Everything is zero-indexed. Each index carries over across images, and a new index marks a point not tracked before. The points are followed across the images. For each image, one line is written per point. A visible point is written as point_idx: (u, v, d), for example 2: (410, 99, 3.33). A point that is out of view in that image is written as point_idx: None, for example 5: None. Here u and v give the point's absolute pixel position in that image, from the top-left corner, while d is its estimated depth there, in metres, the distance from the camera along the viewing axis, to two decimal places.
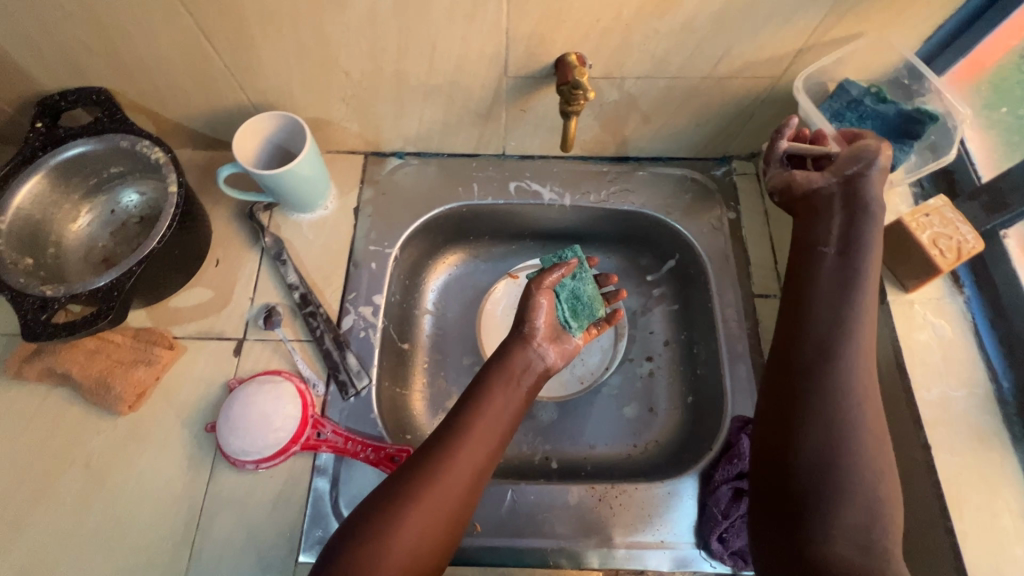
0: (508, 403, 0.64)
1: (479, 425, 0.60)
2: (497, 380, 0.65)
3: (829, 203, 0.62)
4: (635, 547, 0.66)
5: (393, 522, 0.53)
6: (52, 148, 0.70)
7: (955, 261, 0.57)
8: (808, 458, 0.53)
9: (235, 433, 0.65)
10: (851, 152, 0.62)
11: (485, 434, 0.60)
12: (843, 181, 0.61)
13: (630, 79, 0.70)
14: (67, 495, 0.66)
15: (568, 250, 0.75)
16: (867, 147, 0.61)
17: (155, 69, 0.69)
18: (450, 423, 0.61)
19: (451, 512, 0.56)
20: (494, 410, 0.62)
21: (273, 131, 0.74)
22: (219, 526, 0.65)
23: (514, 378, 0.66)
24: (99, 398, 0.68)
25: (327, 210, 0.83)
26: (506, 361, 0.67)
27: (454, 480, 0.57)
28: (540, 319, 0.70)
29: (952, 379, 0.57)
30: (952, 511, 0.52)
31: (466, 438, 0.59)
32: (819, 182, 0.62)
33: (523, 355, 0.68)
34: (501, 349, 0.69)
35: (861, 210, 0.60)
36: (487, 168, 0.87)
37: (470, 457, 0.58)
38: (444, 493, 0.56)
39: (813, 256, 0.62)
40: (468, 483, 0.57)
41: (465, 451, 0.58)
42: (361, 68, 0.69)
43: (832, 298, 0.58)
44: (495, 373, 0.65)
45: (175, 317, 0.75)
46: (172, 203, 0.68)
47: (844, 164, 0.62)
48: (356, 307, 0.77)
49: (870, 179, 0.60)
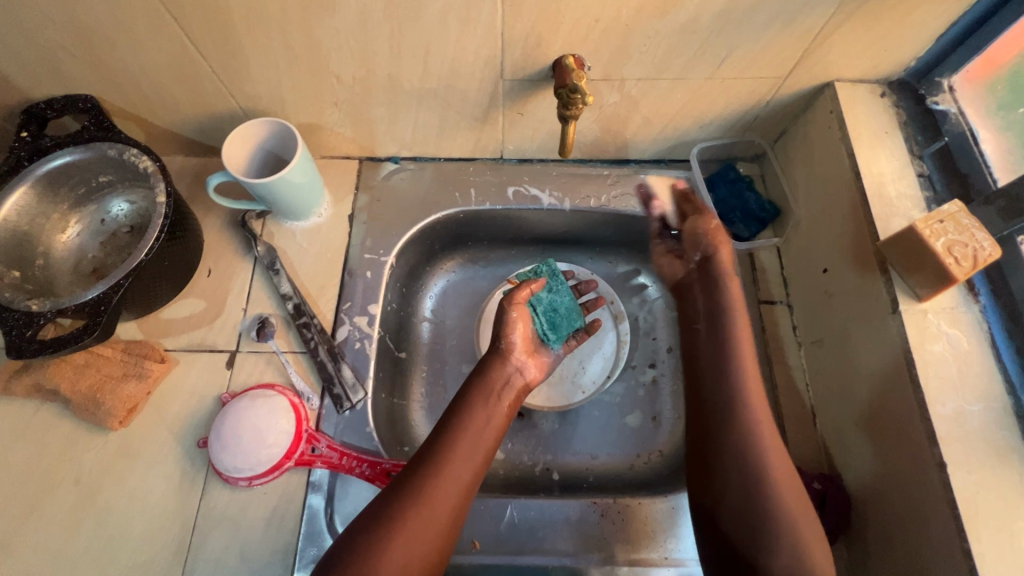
0: (491, 417, 0.63)
1: (463, 440, 0.60)
2: (478, 395, 0.65)
3: (691, 285, 0.74)
4: (639, 564, 0.64)
5: (378, 545, 0.52)
6: (38, 158, 0.68)
7: (970, 270, 0.55)
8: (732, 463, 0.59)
9: (228, 449, 0.63)
10: (691, 234, 0.74)
11: (468, 450, 0.59)
12: (697, 267, 0.74)
13: (630, 80, 0.68)
14: (58, 514, 0.64)
15: (544, 266, 0.78)
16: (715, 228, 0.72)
17: (141, 75, 0.67)
18: (434, 441, 0.60)
19: (436, 531, 0.54)
20: (476, 425, 0.62)
21: (264, 138, 0.72)
22: (213, 544, 0.64)
23: (496, 394, 0.66)
24: (89, 414, 0.67)
25: (320, 217, 0.81)
26: (486, 375, 0.67)
27: (439, 498, 0.55)
28: (515, 333, 0.71)
29: (968, 393, 0.55)
30: (970, 531, 0.50)
31: (451, 454, 0.58)
32: (680, 272, 0.76)
33: (501, 370, 0.68)
34: (480, 365, 0.69)
35: (715, 283, 0.71)
36: (485, 172, 0.84)
37: (454, 474, 0.57)
38: (429, 512, 0.54)
39: (692, 334, 0.72)
40: (454, 501, 0.56)
41: (449, 467, 0.57)
42: (353, 72, 0.67)
43: (716, 365, 0.66)
44: (477, 388, 0.65)
45: (167, 329, 0.74)
46: (161, 213, 0.66)
47: (692, 250, 0.74)
48: (350, 317, 0.75)
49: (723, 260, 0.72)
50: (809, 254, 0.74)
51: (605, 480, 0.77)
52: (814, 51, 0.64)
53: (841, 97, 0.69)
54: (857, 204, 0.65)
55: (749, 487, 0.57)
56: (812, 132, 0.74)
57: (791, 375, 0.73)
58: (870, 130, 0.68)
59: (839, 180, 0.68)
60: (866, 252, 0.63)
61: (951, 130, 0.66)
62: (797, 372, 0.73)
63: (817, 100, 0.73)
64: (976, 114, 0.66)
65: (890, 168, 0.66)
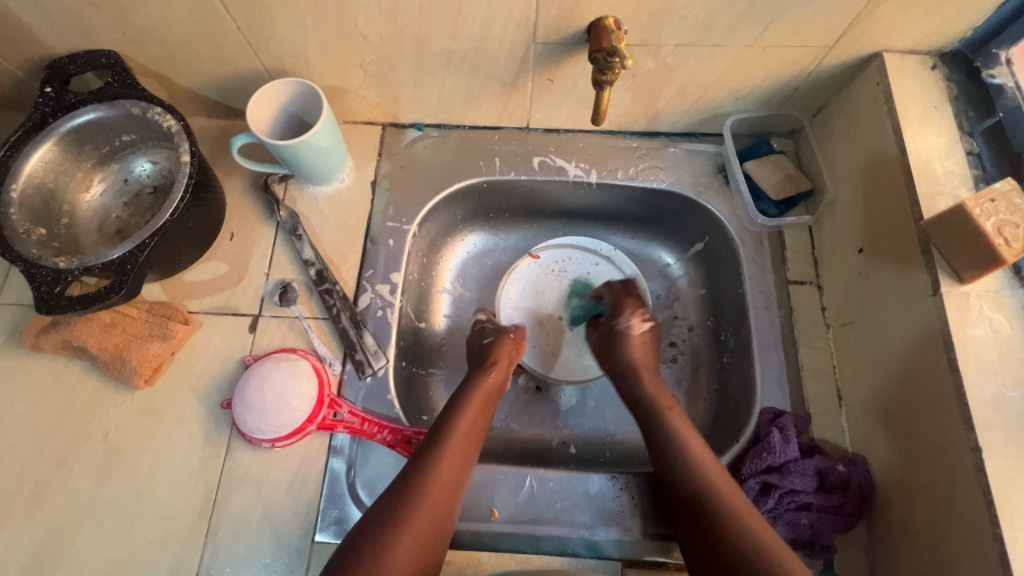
0: (482, 419, 0.67)
1: (460, 438, 0.63)
2: (473, 396, 0.68)
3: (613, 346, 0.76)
4: (657, 539, 0.65)
5: (385, 541, 0.53)
6: (63, 114, 0.67)
7: (1020, 251, 0.53)
8: (685, 488, 0.60)
9: (252, 410, 0.64)
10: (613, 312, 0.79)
11: (466, 447, 0.63)
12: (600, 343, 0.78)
13: (667, 46, 0.65)
14: (86, 467, 0.66)
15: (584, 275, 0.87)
16: (643, 306, 0.78)
17: (166, 31, 0.66)
18: (433, 437, 0.62)
19: (436, 526, 0.57)
20: (476, 405, 0.67)
21: (288, 99, 0.71)
22: (237, 502, 0.65)
23: (488, 396, 0.69)
24: (115, 371, 0.68)
25: (343, 182, 0.80)
26: (485, 377, 0.70)
27: (446, 468, 0.60)
28: (512, 348, 0.75)
29: (1009, 378, 0.53)
30: (1002, 517, 0.49)
31: (449, 450, 0.61)
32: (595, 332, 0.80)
33: (504, 355, 0.74)
34: (473, 370, 0.72)
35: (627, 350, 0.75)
36: (510, 141, 0.82)
37: (451, 465, 0.60)
38: (429, 508, 0.57)
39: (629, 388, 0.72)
40: (457, 468, 0.61)
41: (450, 451, 0.61)
42: (381, 32, 0.65)
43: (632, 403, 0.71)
44: (472, 388, 0.69)
45: (190, 291, 0.74)
46: (186, 173, 0.65)
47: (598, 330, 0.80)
48: (373, 285, 0.75)
49: (636, 333, 0.76)
50: (843, 235, 0.72)
51: (623, 455, 0.77)
52: (863, 19, 0.61)
53: (889, 68, 0.66)
54: (901, 182, 0.62)
55: (699, 492, 0.58)
56: (854, 107, 0.71)
57: (817, 357, 0.72)
58: (918, 104, 0.65)
59: (882, 156, 0.65)
60: (908, 233, 0.61)
61: (1005, 105, 0.63)
62: (823, 354, 0.72)
63: (861, 72, 0.70)
64: None
65: (937, 144, 0.63)
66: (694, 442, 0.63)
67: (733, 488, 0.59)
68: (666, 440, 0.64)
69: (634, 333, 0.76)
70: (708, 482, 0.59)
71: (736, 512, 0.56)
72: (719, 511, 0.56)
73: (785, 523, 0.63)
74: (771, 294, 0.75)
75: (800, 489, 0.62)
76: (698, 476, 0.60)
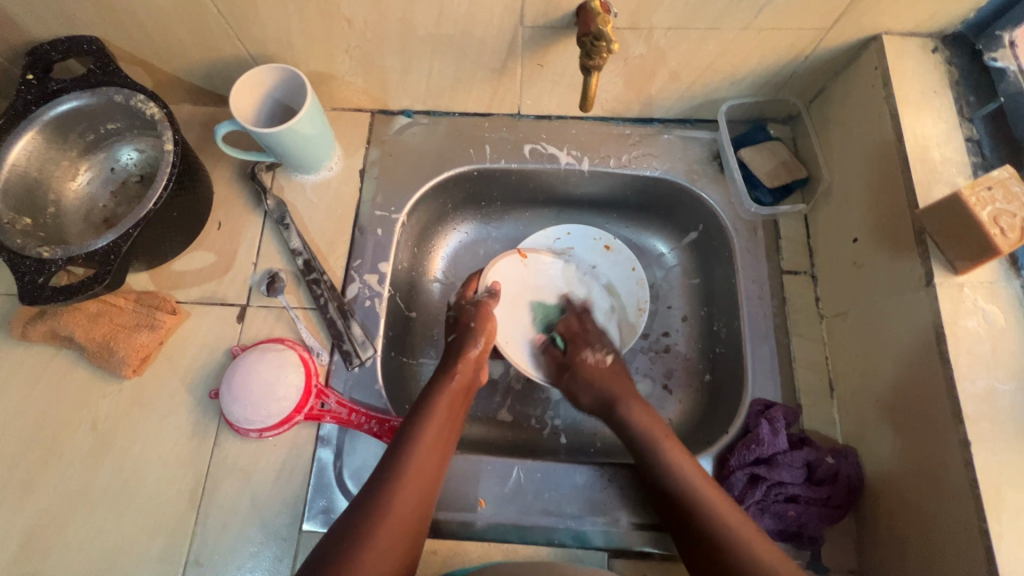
0: (451, 423, 0.65)
1: (427, 445, 0.61)
2: (439, 399, 0.66)
3: (578, 377, 0.73)
4: (643, 529, 0.65)
5: (357, 553, 0.53)
6: (44, 102, 0.66)
7: (1016, 241, 0.51)
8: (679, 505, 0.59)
9: (238, 401, 0.63)
10: (574, 348, 0.75)
11: (434, 453, 0.61)
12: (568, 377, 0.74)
13: (659, 30, 0.63)
14: (77, 456, 0.66)
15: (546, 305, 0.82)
16: (598, 339, 0.76)
17: (147, 16, 0.64)
18: (399, 445, 0.61)
19: (410, 536, 0.56)
20: (443, 412, 0.65)
21: (273, 86, 0.69)
22: (226, 491, 0.65)
23: (455, 399, 0.67)
24: (104, 361, 0.68)
25: (331, 171, 0.79)
26: (451, 380, 0.68)
27: (416, 478, 0.59)
28: (478, 345, 0.71)
29: (1001, 371, 0.52)
30: (988, 511, 0.48)
31: (417, 460, 0.60)
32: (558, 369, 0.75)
33: (465, 357, 0.70)
34: (438, 375, 0.69)
35: (596, 381, 0.72)
36: (501, 128, 0.81)
37: (422, 474, 0.59)
38: (399, 518, 0.56)
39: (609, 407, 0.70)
40: (427, 477, 0.60)
41: (421, 461, 0.60)
42: (365, 16, 0.63)
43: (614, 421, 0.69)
44: (440, 392, 0.67)
45: (178, 281, 0.73)
46: (169, 161, 0.64)
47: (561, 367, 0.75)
48: (361, 275, 0.74)
49: (601, 366, 0.73)
50: (837, 223, 0.71)
51: (613, 446, 0.77)
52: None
53: (888, 51, 0.64)
54: (897, 171, 0.60)
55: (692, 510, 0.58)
56: (852, 92, 0.69)
57: (810, 347, 0.71)
58: (917, 88, 0.63)
59: (879, 142, 0.64)
60: (904, 224, 0.59)
61: (1007, 90, 0.61)
62: (815, 345, 0.71)
63: (860, 55, 0.68)
64: None
65: (936, 131, 0.61)
66: (683, 461, 0.62)
67: (725, 502, 0.59)
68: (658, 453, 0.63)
69: (600, 366, 0.74)
70: (699, 499, 0.59)
71: (728, 531, 0.56)
72: (713, 530, 0.56)
73: (773, 515, 0.62)
74: (764, 284, 0.73)
75: (788, 481, 0.62)
76: (688, 491, 0.60)
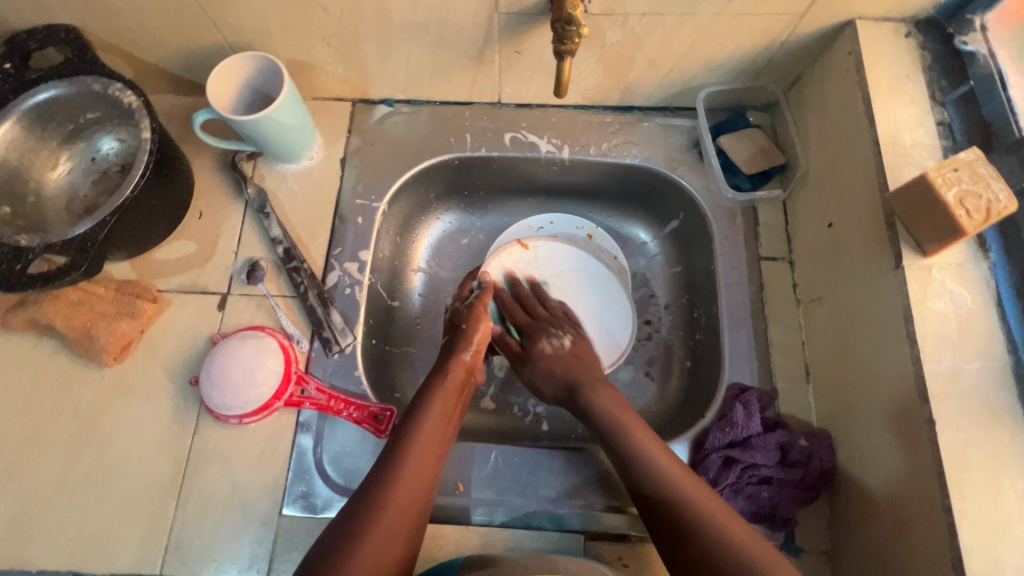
0: (446, 425, 0.64)
1: (418, 451, 0.60)
2: (432, 404, 0.65)
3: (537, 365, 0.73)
4: (618, 511, 0.65)
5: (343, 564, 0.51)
6: (21, 91, 0.66)
7: (982, 223, 0.52)
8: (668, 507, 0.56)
9: (218, 387, 0.64)
10: (531, 336, 0.75)
11: (427, 459, 0.60)
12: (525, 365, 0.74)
13: (634, 16, 0.64)
14: (59, 443, 0.67)
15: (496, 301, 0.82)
16: (556, 326, 0.76)
17: (122, 4, 0.65)
18: (390, 452, 0.60)
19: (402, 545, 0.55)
20: (434, 416, 0.64)
21: (251, 74, 0.70)
22: (207, 476, 0.65)
23: (449, 403, 0.66)
24: (84, 349, 0.68)
25: (312, 160, 0.79)
26: (444, 383, 0.67)
27: (407, 484, 0.58)
28: (468, 348, 0.71)
29: (967, 351, 0.53)
30: (952, 489, 0.49)
31: (408, 465, 0.59)
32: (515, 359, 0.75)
33: (458, 362, 0.70)
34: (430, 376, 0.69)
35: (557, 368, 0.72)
36: (482, 117, 0.81)
37: (412, 480, 0.58)
38: (388, 526, 0.54)
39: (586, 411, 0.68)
40: (418, 483, 0.58)
41: (411, 467, 0.59)
42: (340, 4, 0.64)
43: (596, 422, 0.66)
44: (432, 396, 0.66)
45: (159, 270, 0.74)
46: (146, 149, 0.64)
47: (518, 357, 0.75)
48: (341, 263, 0.75)
49: (561, 354, 0.73)
50: (812, 208, 0.71)
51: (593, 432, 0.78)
52: None
53: (862, 36, 0.64)
54: (869, 154, 0.61)
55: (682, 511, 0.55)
56: (828, 78, 0.69)
57: (787, 332, 0.71)
58: (890, 73, 0.63)
59: (853, 127, 0.64)
60: (875, 207, 0.60)
61: (977, 73, 0.62)
62: (792, 329, 0.71)
63: (836, 40, 0.68)
64: (1007, 55, 0.61)
65: (907, 115, 0.61)
66: (668, 463, 0.60)
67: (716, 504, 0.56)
68: (643, 454, 0.61)
69: (559, 353, 0.74)
70: (688, 500, 0.56)
71: (721, 532, 0.53)
72: (704, 533, 0.53)
73: (746, 497, 0.63)
74: (742, 270, 0.74)
75: (761, 463, 0.62)
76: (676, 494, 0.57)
